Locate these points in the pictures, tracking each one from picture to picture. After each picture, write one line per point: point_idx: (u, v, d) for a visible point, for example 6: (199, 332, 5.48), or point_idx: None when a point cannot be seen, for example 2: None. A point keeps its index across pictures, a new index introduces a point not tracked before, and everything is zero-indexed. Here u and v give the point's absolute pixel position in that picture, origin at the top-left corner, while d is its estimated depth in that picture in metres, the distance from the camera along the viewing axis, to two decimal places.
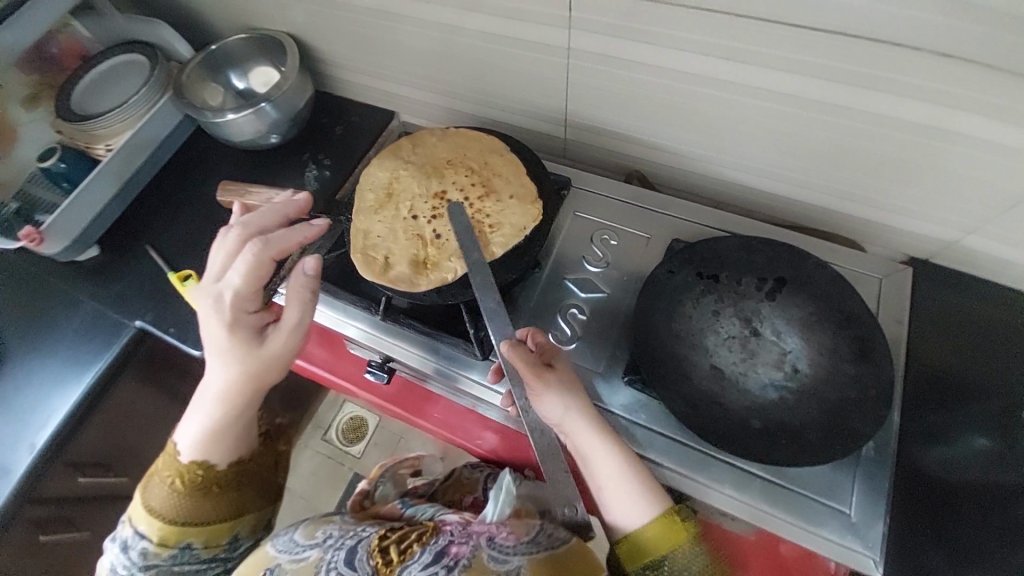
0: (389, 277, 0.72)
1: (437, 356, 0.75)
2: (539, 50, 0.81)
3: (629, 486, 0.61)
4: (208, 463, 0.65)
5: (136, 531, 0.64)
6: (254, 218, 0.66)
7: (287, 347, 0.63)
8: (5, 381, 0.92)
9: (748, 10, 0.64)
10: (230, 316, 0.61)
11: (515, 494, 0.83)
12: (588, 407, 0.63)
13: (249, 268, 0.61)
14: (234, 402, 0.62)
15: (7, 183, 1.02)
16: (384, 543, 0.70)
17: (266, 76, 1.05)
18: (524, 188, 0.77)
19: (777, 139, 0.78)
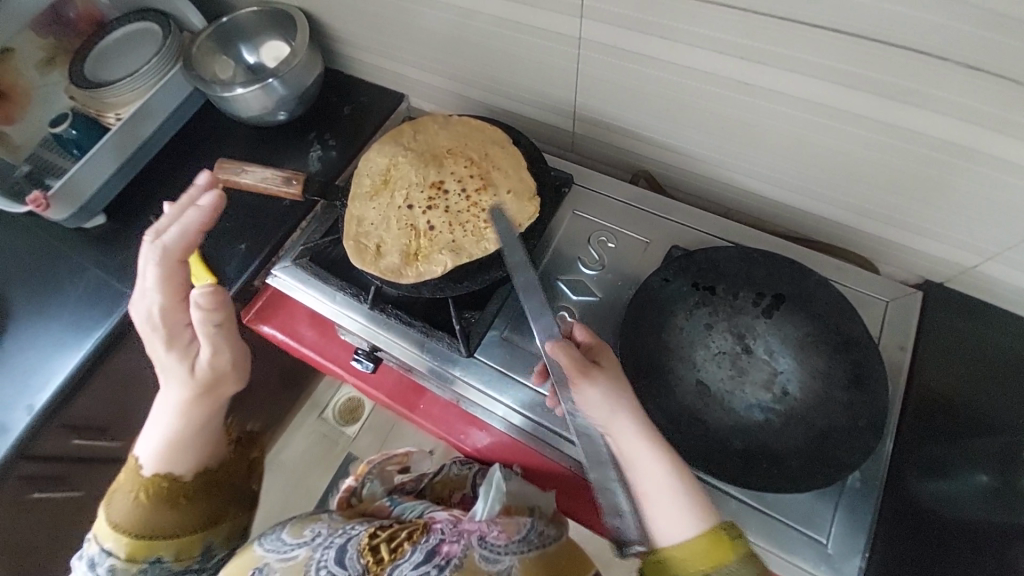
0: (379, 266, 0.72)
1: (423, 350, 0.75)
2: (549, 38, 0.79)
3: (675, 497, 0.52)
4: (173, 475, 0.64)
5: (103, 548, 0.62)
6: (163, 221, 0.62)
7: (227, 360, 0.62)
8: (10, 341, 0.94)
9: (766, 8, 0.60)
10: (164, 331, 0.61)
11: (504, 491, 0.78)
12: (636, 407, 0.56)
13: (162, 280, 0.60)
14: (191, 414, 0.63)
15: (19, 146, 1.04)
16: (375, 541, 0.68)
17: (277, 51, 1.03)
18: (524, 184, 0.75)
19: (791, 146, 0.74)
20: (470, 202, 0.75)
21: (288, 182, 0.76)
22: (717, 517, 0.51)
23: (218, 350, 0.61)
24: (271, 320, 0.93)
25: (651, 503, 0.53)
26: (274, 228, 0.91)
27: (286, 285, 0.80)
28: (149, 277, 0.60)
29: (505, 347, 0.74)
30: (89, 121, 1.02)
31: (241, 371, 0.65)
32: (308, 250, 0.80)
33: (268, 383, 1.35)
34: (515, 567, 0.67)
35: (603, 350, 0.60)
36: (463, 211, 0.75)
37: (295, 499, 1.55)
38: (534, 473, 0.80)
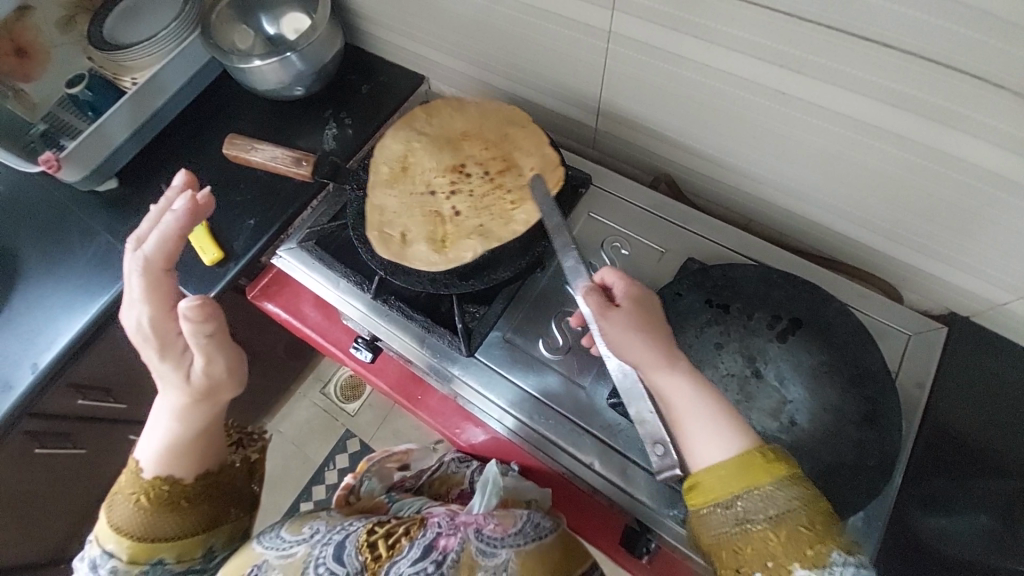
0: (407, 255, 0.70)
1: (422, 346, 0.73)
2: (576, 29, 0.75)
3: (710, 422, 0.51)
4: (174, 478, 0.64)
5: (104, 551, 0.62)
6: (144, 230, 0.66)
7: (221, 368, 0.61)
8: (18, 298, 0.95)
9: (813, 13, 0.56)
10: (157, 341, 0.61)
11: (501, 486, 0.76)
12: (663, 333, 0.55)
13: (148, 289, 0.62)
14: (189, 418, 0.63)
15: (37, 104, 1.03)
16: (373, 538, 0.66)
17: (298, 23, 1.01)
18: (548, 162, 0.73)
19: (823, 162, 0.71)
20: (493, 185, 0.74)
21: (298, 164, 0.77)
22: (757, 436, 0.50)
23: (210, 358, 0.60)
24: (275, 298, 0.92)
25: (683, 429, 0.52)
26: (284, 206, 0.90)
27: (290, 267, 0.79)
28: (136, 286, 0.62)
29: (506, 349, 0.72)
30: (106, 83, 1.00)
31: (235, 377, 0.63)
32: (314, 233, 0.79)
33: (272, 357, 1.35)
34: (512, 562, 0.64)
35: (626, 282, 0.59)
36: (486, 194, 0.73)
37: (291, 471, 1.57)
38: (531, 470, 0.82)
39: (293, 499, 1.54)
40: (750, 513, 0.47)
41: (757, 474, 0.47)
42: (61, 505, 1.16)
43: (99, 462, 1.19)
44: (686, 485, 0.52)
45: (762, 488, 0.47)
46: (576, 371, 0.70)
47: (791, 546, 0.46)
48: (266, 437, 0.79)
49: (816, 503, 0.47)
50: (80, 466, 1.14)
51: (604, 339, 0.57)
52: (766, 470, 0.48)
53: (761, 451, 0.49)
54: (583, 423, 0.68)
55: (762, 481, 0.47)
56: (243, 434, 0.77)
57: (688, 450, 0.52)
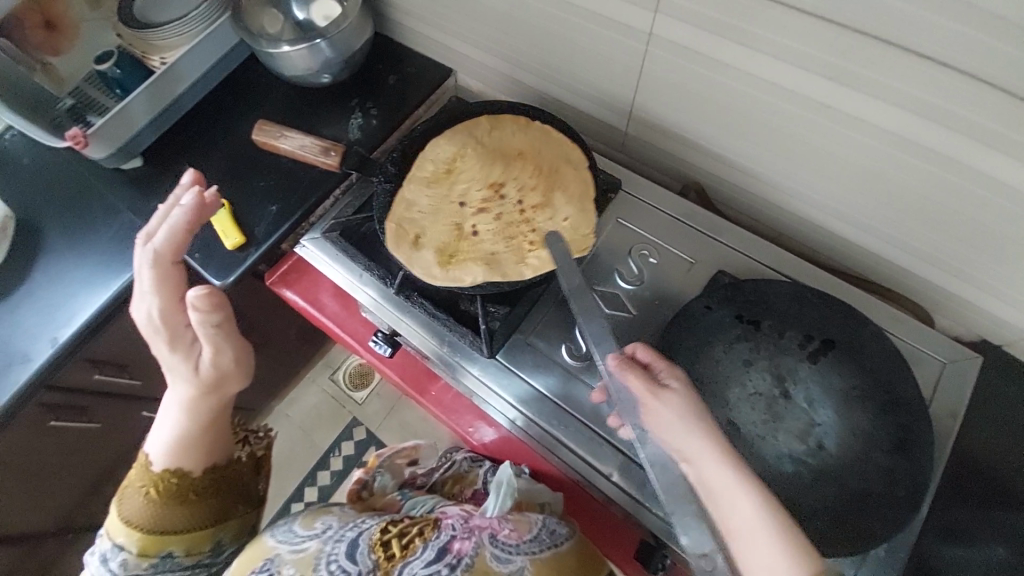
0: (412, 255, 0.71)
1: (442, 344, 0.73)
2: (614, 29, 0.74)
3: (771, 537, 0.47)
4: (182, 470, 0.64)
5: (115, 544, 0.63)
6: (153, 226, 0.66)
7: (229, 360, 0.60)
8: (40, 272, 0.96)
9: (868, 26, 0.54)
10: (168, 333, 0.61)
11: (515, 488, 0.74)
12: (713, 427, 0.53)
13: (157, 281, 0.61)
14: (197, 412, 0.62)
15: (64, 79, 1.03)
16: (386, 537, 0.66)
17: (329, 10, 0.99)
18: (583, 218, 0.72)
19: (862, 180, 0.69)
20: (522, 216, 0.74)
21: (326, 154, 0.76)
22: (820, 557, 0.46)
23: (218, 350, 0.59)
24: (294, 285, 0.92)
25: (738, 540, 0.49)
26: (307, 193, 0.89)
27: (313, 256, 0.79)
28: (146, 279, 0.62)
29: (529, 352, 0.72)
30: (134, 62, 0.99)
31: (242, 371, 0.62)
32: (338, 225, 0.79)
33: (283, 343, 1.35)
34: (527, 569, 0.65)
35: (670, 367, 0.57)
36: (511, 224, 0.74)
37: (296, 456, 1.58)
38: (543, 473, 0.81)
39: (297, 483, 1.55)
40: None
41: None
42: (71, 478, 1.17)
43: (110, 438, 1.20)
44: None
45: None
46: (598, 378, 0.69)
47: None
48: (272, 434, 0.77)
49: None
50: (92, 440, 1.15)
51: (654, 428, 0.55)
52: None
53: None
54: (603, 432, 0.67)
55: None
56: (249, 432, 0.75)
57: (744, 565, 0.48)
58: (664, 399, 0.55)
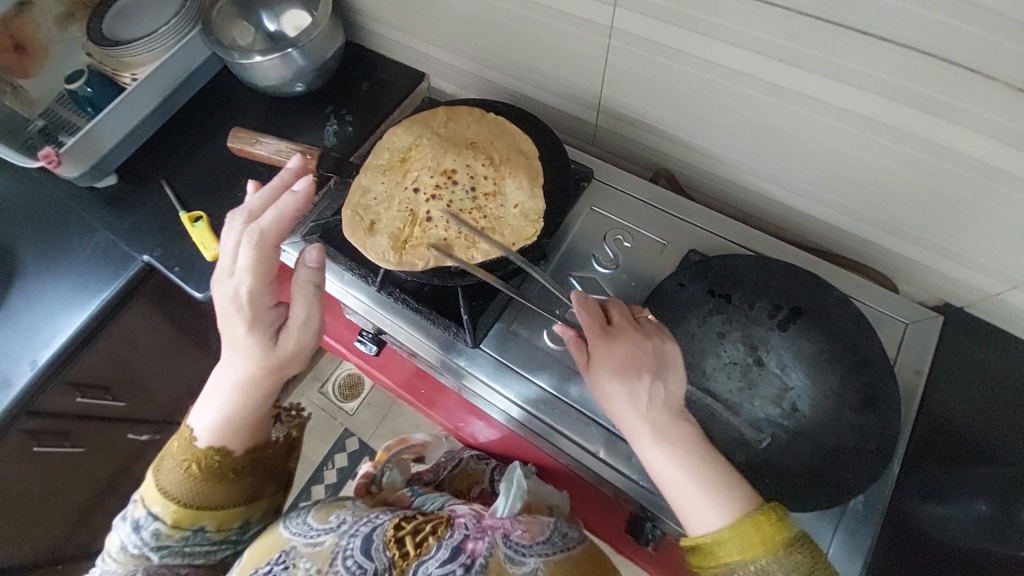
0: (367, 240, 0.73)
1: (431, 343, 0.75)
2: (576, 24, 0.76)
3: (699, 485, 0.51)
4: (227, 450, 0.65)
5: (149, 512, 0.64)
6: (255, 204, 0.64)
7: (305, 340, 0.64)
8: (16, 294, 0.95)
9: (812, 8, 0.58)
10: (251, 312, 0.62)
11: (525, 490, 0.76)
12: (646, 387, 0.54)
13: (254, 263, 0.60)
14: (254, 394, 0.64)
15: (35, 100, 1.04)
16: (400, 534, 0.67)
17: (299, 21, 1.01)
18: (534, 204, 0.72)
19: (822, 155, 0.72)
20: (472, 202, 0.74)
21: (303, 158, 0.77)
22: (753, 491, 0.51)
23: (304, 325, 0.63)
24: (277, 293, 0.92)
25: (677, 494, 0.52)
26: None
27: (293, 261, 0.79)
28: (243, 257, 0.61)
29: (514, 342, 0.73)
30: (105, 79, 1.00)
31: (312, 352, 0.66)
32: (317, 227, 0.78)
33: None
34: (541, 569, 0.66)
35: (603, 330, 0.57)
36: (463, 213, 0.74)
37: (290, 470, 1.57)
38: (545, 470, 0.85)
39: (292, 497, 1.54)
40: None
41: (763, 546, 0.48)
42: (58, 504, 1.15)
43: (96, 461, 1.18)
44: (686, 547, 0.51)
45: (766, 557, 0.48)
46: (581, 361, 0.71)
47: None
48: (303, 414, 0.75)
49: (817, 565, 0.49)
50: (76, 464, 1.13)
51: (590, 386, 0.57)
52: (774, 533, 0.48)
53: (769, 517, 0.48)
54: (588, 413, 0.69)
55: (770, 550, 0.48)
56: (281, 409, 0.73)
57: (683, 514, 0.52)
58: (609, 366, 0.55)
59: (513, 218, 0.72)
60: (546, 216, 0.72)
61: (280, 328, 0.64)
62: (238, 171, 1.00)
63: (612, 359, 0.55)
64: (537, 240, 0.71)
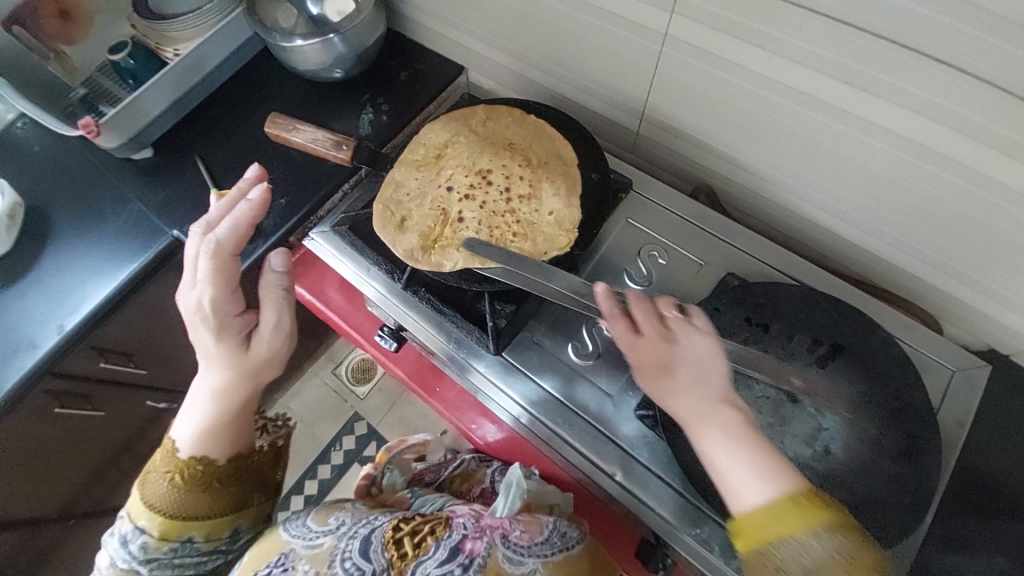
0: (397, 237, 0.72)
1: (448, 338, 0.72)
2: (628, 29, 0.74)
3: (747, 459, 0.48)
4: (208, 458, 0.67)
5: (135, 527, 0.65)
6: (213, 215, 0.66)
7: (275, 343, 0.66)
8: (50, 259, 0.97)
9: (886, 30, 0.54)
10: (216, 322, 0.64)
11: (525, 490, 0.75)
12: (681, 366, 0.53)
13: (214, 273, 0.63)
14: (231, 400, 0.66)
15: (77, 67, 1.05)
16: (398, 535, 0.67)
17: (341, 5, 1.00)
18: (570, 213, 0.70)
19: (876, 184, 0.68)
20: (506, 207, 0.73)
21: (338, 148, 0.76)
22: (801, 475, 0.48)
23: (275, 327, 0.66)
24: (302, 279, 0.95)
25: (733, 489, 0.48)
26: (317, 187, 0.94)
27: (320, 249, 0.78)
28: (202, 268, 0.63)
29: (535, 352, 0.71)
30: (148, 53, 1.01)
31: (286, 356, 0.69)
32: (347, 219, 0.78)
33: None
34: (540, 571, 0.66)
35: (640, 305, 0.55)
36: (495, 217, 0.72)
37: (297, 449, 1.59)
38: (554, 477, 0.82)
39: (297, 476, 1.56)
40: (792, 565, 0.44)
41: (804, 521, 0.44)
42: (74, 464, 1.18)
43: (113, 426, 1.20)
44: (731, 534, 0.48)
45: (807, 533, 0.44)
46: (604, 379, 0.69)
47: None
48: (290, 424, 0.78)
49: (867, 552, 0.45)
50: (95, 426, 1.16)
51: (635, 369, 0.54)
52: (818, 509, 0.45)
53: (808, 494, 0.46)
54: (608, 431, 0.67)
55: (811, 527, 0.44)
56: (266, 420, 0.76)
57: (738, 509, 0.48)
58: (647, 357, 0.53)
59: (546, 227, 0.70)
60: (580, 225, 0.70)
61: (250, 335, 0.66)
62: (271, 153, 1.00)
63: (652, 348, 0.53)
64: (571, 251, 0.69)
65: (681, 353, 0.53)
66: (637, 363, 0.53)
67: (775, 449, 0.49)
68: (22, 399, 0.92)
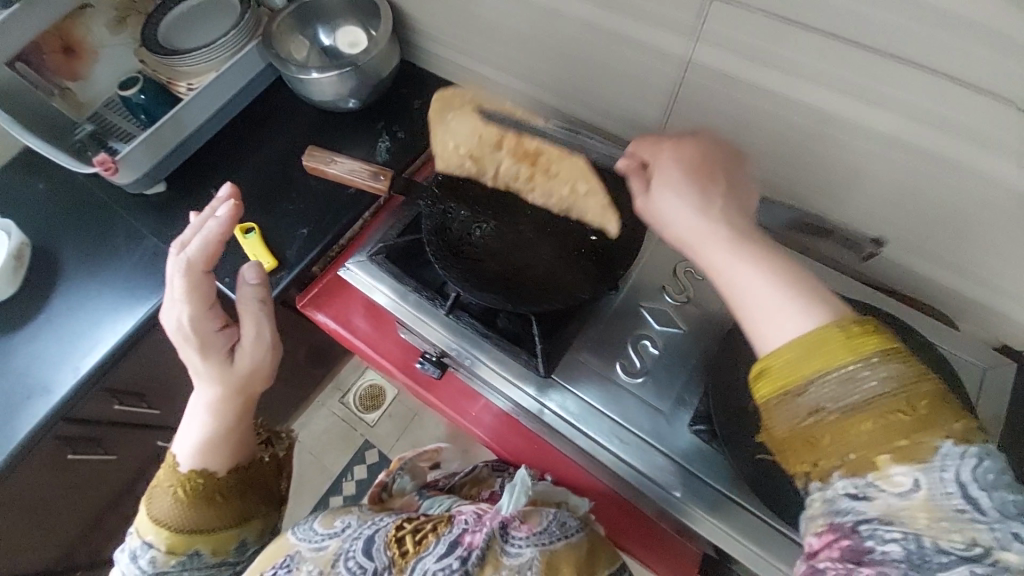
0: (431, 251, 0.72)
1: (457, 340, 0.75)
2: (650, 55, 0.77)
3: (779, 300, 0.42)
4: (208, 471, 0.69)
5: (144, 542, 0.67)
6: (187, 234, 0.66)
7: (257, 357, 0.68)
8: (61, 299, 0.94)
9: (904, 53, 0.58)
10: (198, 339, 0.66)
11: (529, 487, 0.74)
12: (711, 207, 0.49)
13: (190, 292, 0.65)
14: (223, 413, 0.69)
15: (83, 103, 1.05)
16: (401, 533, 0.70)
17: (354, 37, 1.02)
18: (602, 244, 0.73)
19: (900, 195, 0.71)
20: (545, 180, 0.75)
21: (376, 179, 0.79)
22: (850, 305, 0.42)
23: (256, 342, 0.68)
24: (324, 308, 0.94)
25: (737, 291, 0.44)
26: (336, 217, 0.94)
27: (357, 278, 0.79)
28: (178, 287, 0.65)
29: (583, 371, 0.72)
30: (159, 88, 1.01)
31: (270, 368, 0.70)
32: (384, 248, 0.79)
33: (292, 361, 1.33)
34: (536, 561, 0.67)
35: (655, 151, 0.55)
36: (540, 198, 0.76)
37: (308, 481, 1.55)
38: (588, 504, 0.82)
39: (309, 509, 1.52)
40: (827, 399, 0.39)
41: (851, 347, 0.38)
42: (79, 511, 1.13)
43: (121, 469, 1.15)
44: (750, 377, 0.43)
45: (851, 361, 0.38)
46: (653, 394, 0.70)
47: (897, 438, 0.36)
48: (291, 437, 0.83)
49: (935, 386, 0.38)
50: (105, 471, 1.12)
51: (654, 208, 0.52)
52: (870, 334, 0.39)
53: (859, 320, 0.40)
54: (660, 445, 0.68)
55: (861, 354, 0.38)
56: (270, 433, 0.81)
57: (750, 326, 0.43)
58: (663, 163, 0.54)
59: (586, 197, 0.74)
60: (617, 247, 0.73)
61: (234, 348, 0.69)
62: (288, 182, 0.99)
63: (677, 154, 0.54)
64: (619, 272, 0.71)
65: (705, 194, 0.51)
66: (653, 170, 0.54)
67: (806, 272, 0.43)
68: (35, 446, 0.88)
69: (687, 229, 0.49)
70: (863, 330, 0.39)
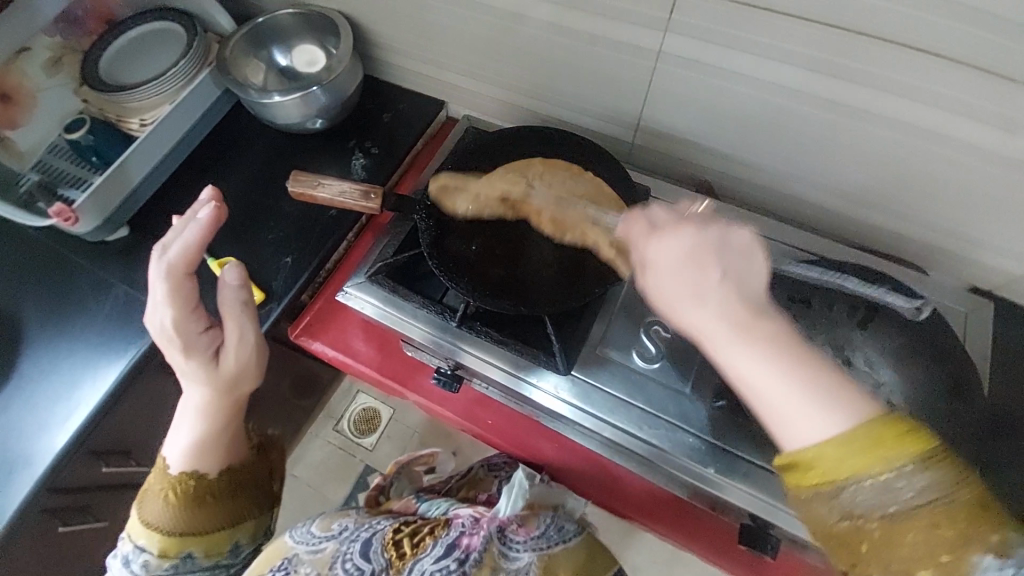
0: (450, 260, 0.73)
1: (445, 331, 0.76)
2: (621, 49, 0.78)
3: (799, 395, 0.44)
4: (200, 473, 0.68)
5: (137, 546, 0.67)
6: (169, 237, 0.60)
7: (244, 356, 0.65)
8: (30, 364, 0.88)
9: (865, 27, 0.61)
10: (182, 341, 0.63)
11: (526, 489, 0.76)
12: (713, 288, 0.47)
13: (172, 295, 0.60)
14: (212, 414, 0.67)
15: (24, 152, 0.96)
16: (398, 537, 0.74)
17: (311, 56, 0.99)
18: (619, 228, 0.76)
19: (873, 161, 0.74)
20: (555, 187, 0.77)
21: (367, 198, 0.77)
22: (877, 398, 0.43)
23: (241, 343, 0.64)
24: (319, 336, 0.92)
25: (752, 387, 0.45)
26: (321, 241, 0.91)
27: (358, 301, 0.79)
28: (159, 288, 0.60)
29: (600, 365, 0.73)
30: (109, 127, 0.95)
31: (257, 368, 0.68)
32: (382, 267, 0.78)
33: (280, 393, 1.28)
34: (533, 565, 0.73)
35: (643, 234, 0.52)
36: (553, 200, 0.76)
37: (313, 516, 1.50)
38: (612, 498, 0.84)
39: None
40: (862, 505, 0.42)
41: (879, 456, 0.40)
42: None
43: (114, 535, 1.08)
44: (779, 467, 0.45)
45: (887, 470, 0.41)
46: (673, 378, 0.72)
47: (938, 553, 0.40)
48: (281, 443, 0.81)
49: (971, 492, 0.41)
50: (97, 540, 1.04)
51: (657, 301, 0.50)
52: (904, 442, 0.40)
53: (891, 424, 0.41)
54: (684, 425, 0.70)
55: (895, 464, 0.40)
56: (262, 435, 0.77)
57: (772, 425, 0.45)
58: (656, 248, 0.51)
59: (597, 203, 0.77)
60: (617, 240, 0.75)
61: (219, 350, 0.65)
62: (263, 212, 0.95)
63: (671, 243, 0.50)
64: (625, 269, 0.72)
65: (701, 278, 0.48)
66: (648, 257, 0.51)
67: (816, 363, 0.45)
68: (22, 525, 0.82)
69: (687, 324, 0.48)
70: (890, 437, 0.41)
